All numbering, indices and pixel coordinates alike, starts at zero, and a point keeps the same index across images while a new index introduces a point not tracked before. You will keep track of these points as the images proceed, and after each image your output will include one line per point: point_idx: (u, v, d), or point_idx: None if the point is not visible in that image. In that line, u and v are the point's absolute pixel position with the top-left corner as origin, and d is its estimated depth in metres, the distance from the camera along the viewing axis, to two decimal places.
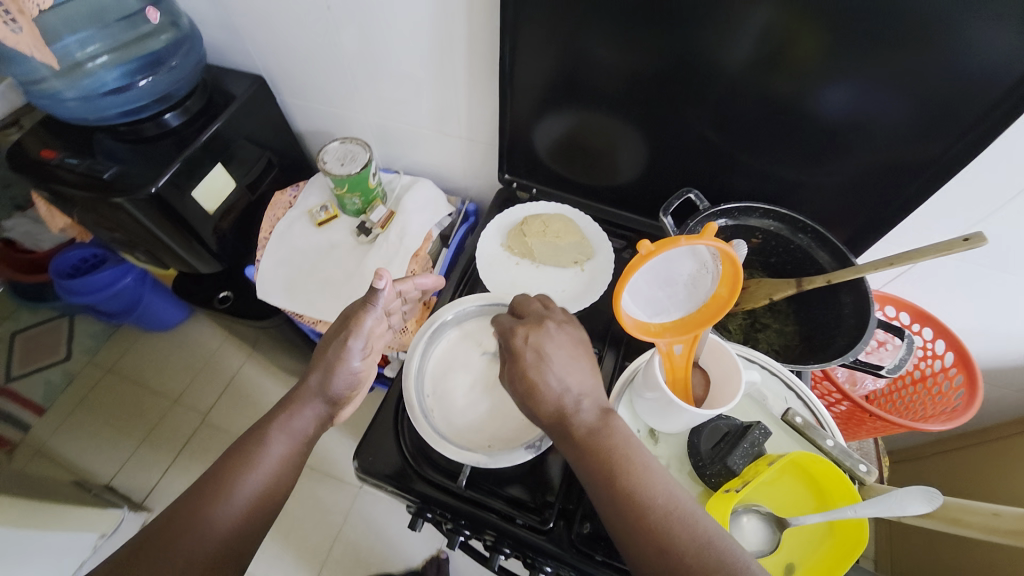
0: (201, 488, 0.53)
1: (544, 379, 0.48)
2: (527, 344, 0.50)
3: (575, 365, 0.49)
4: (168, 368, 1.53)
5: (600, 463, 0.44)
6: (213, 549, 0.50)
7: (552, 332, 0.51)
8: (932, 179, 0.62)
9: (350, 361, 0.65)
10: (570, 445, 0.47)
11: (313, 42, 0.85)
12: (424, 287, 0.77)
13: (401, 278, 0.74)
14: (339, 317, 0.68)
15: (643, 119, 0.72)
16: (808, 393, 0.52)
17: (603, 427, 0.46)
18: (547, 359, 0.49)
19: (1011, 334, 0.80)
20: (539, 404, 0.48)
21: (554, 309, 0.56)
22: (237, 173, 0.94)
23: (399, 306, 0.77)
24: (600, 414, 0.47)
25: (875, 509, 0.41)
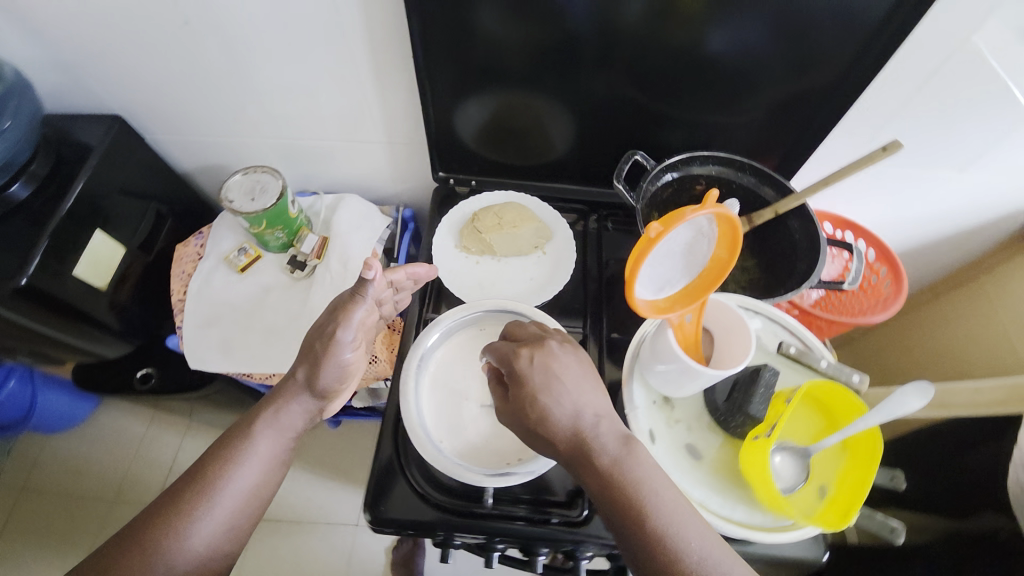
0: (185, 491, 0.51)
1: (556, 400, 0.47)
2: (533, 365, 0.48)
3: (586, 385, 0.48)
4: (96, 466, 1.31)
5: (627, 497, 0.43)
6: (197, 554, 0.49)
7: (557, 351, 0.49)
8: (840, 100, 0.66)
9: (339, 356, 0.57)
10: (594, 474, 0.45)
11: (175, 66, 0.72)
12: (417, 276, 0.69)
13: (390, 266, 0.66)
14: (326, 305, 0.60)
15: (566, 89, 0.70)
16: (795, 322, 0.55)
17: (628, 457, 0.45)
18: (557, 379, 0.47)
19: (915, 219, 0.91)
20: (551, 427, 0.46)
21: (551, 329, 0.54)
22: (122, 235, 0.81)
23: (389, 297, 0.69)
24: (623, 441, 0.46)
25: (883, 414, 0.43)
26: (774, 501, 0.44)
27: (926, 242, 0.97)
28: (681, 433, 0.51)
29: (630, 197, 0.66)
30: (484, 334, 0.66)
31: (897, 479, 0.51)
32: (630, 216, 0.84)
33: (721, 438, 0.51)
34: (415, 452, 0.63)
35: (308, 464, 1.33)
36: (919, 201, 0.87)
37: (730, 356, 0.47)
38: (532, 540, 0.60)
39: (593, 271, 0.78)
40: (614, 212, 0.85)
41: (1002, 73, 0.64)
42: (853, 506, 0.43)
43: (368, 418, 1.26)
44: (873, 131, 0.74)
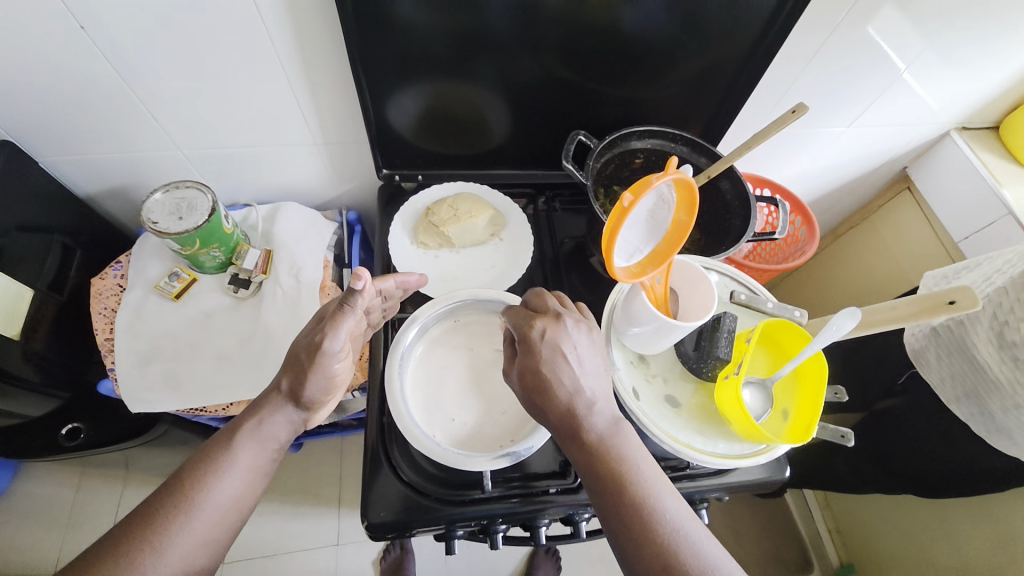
0: (160, 505, 0.47)
1: (558, 376, 0.49)
2: (544, 340, 0.50)
3: (591, 367, 0.50)
4: (15, 545, 1.14)
5: (611, 470, 0.46)
6: (171, 572, 0.44)
7: (571, 330, 0.51)
8: (751, 70, 0.73)
9: (327, 367, 0.55)
10: (582, 447, 0.47)
11: (63, 77, 0.63)
12: (407, 284, 0.69)
13: (379, 275, 0.65)
14: (317, 311, 0.59)
15: (502, 76, 0.71)
16: (742, 273, 0.61)
17: (614, 435, 0.48)
18: (563, 357, 0.49)
19: (817, 172, 1.03)
20: (550, 400, 0.48)
21: (569, 305, 0.55)
22: (23, 276, 0.71)
23: (377, 305, 0.67)
24: (612, 421, 0.49)
25: (823, 340, 0.49)
26: (748, 430, 0.50)
27: (827, 192, 1.10)
28: (659, 385, 0.56)
29: (579, 175, 0.68)
30: (459, 325, 0.67)
31: (841, 393, 0.57)
32: (576, 195, 0.88)
33: (694, 384, 0.57)
34: (406, 452, 0.63)
35: (274, 493, 1.25)
36: (819, 155, 0.98)
37: (696, 308, 0.52)
38: (533, 514, 0.62)
39: (549, 252, 0.80)
40: (560, 192, 0.88)
41: (876, 37, 0.74)
42: (811, 423, 0.50)
43: (334, 433, 1.21)
44: (779, 96, 0.82)
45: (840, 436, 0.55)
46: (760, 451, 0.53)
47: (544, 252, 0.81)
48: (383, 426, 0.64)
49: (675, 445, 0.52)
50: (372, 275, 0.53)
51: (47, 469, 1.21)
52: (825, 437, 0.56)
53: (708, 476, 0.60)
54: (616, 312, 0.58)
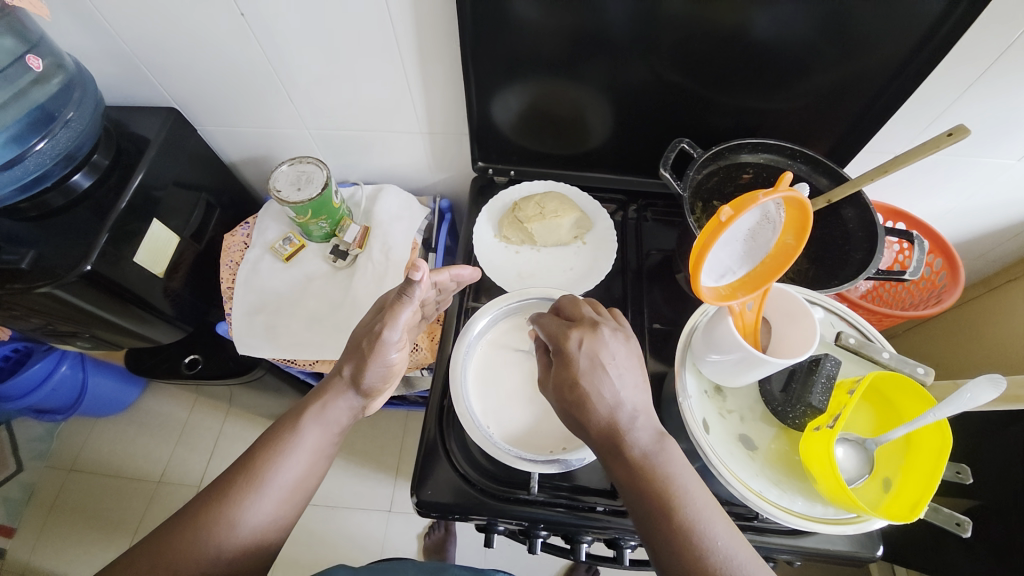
0: (234, 480, 0.52)
1: (597, 389, 0.46)
2: (580, 349, 0.48)
3: (631, 378, 0.47)
4: (141, 448, 1.37)
5: (657, 490, 0.44)
6: (245, 540, 0.50)
7: (609, 338, 0.48)
8: (902, 84, 0.63)
9: (384, 356, 0.59)
10: (623, 463, 0.45)
11: (225, 59, 0.74)
12: (461, 277, 0.69)
13: (435, 268, 0.66)
14: (376, 303, 0.62)
15: (608, 77, 0.69)
16: (854, 315, 0.54)
17: (659, 453, 0.45)
18: (602, 368, 0.47)
19: (973, 209, 0.87)
20: (589, 414, 0.46)
21: (605, 312, 0.53)
22: (175, 224, 0.84)
23: (433, 297, 0.71)
24: (655, 437, 0.46)
25: (953, 408, 0.41)
26: (837, 494, 0.44)
27: (983, 234, 0.92)
28: (734, 423, 0.51)
29: (676, 185, 0.64)
30: (529, 324, 0.67)
31: (965, 474, 0.48)
32: (670, 205, 0.83)
33: (776, 429, 0.51)
34: (461, 438, 0.64)
35: (341, 450, 1.36)
36: (980, 189, 0.82)
37: (790, 345, 0.47)
38: (576, 527, 0.60)
39: (632, 263, 0.77)
40: (653, 202, 0.84)
41: None
42: (922, 504, 0.41)
43: (400, 407, 1.28)
44: (934, 116, 0.70)
45: (955, 524, 0.47)
46: (848, 521, 0.46)
47: (627, 261, 0.78)
48: (443, 409, 0.67)
49: (744, 491, 0.47)
50: (429, 267, 0.54)
51: (171, 391, 1.44)
52: (936, 522, 0.48)
53: (778, 535, 0.54)
54: (696, 335, 0.54)
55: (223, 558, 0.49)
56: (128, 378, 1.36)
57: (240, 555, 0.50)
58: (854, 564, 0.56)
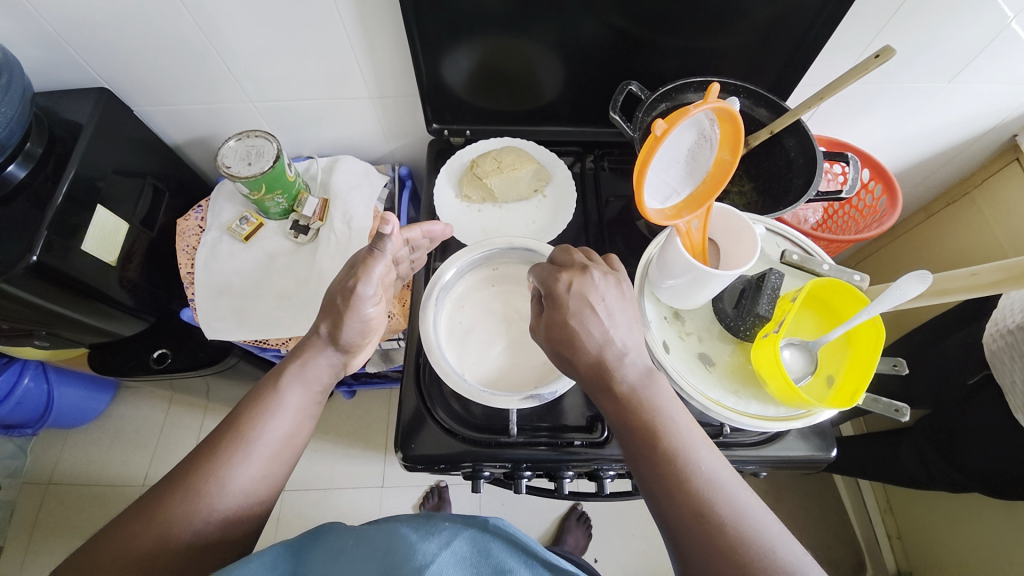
0: (220, 442, 0.52)
1: (585, 326, 0.48)
2: (569, 291, 0.49)
3: (621, 316, 0.49)
4: (120, 453, 1.35)
5: (642, 420, 0.45)
6: (236, 500, 0.50)
7: (597, 279, 0.50)
8: (832, 15, 0.65)
9: (361, 311, 0.59)
10: (610, 397, 0.47)
11: (152, 32, 0.70)
12: (433, 234, 0.69)
13: (406, 225, 0.67)
14: (349, 259, 0.62)
15: (552, 28, 0.69)
16: (795, 232, 0.57)
17: (648, 387, 0.47)
18: (591, 307, 0.49)
19: (907, 137, 0.91)
20: (578, 351, 0.48)
21: (597, 258, 0.55)
22: (124, 212, 0.81)
23: (405, 256, 0.69)
24: (644, 372, 0.47)
25: (883, 304, 0.45)
26: (785, 392, 0.47)
27: (920, 161, 0.97)
28: (693, 344, 0.55)
29: (626, 127, 0.65)
30: (498, 274, 0.68)
31: (901, 365, 0.52)
32: (625, 153, 0.85)
33: (731, 345, 0.55)
34: (439, 391, 0.66)
35: (328, 433, 1.37)
36: (913, 116, 0.87)
37: (738, 258, 0.50)
38: (555, 463, 0.63)
39: (593, 212, 0.79)
40: (609, 151, 0.85)
41: None
42: (858, 395, 0.46)
43: (381, 384, 1.29)
44: (865, 44, 0.73)
45: (893, 411, 0.51)
46: (799, 416, 0.50)
47: (587, 210, 0.80)
48: (421, 365, 0.68)
49: (704, 402, 0.50)
50: (399, 221, 0.56)
51: (144, 392, 1.41)
52: (877, 412, 0.52)
53: (744, 448, 0.58)
54: (652, 264, 0.57)
55: (215, 519, 0.48)
56: (96, 384, 1.32)
57: (233, 515, 0.49)
58: (813, 466, 0.60)
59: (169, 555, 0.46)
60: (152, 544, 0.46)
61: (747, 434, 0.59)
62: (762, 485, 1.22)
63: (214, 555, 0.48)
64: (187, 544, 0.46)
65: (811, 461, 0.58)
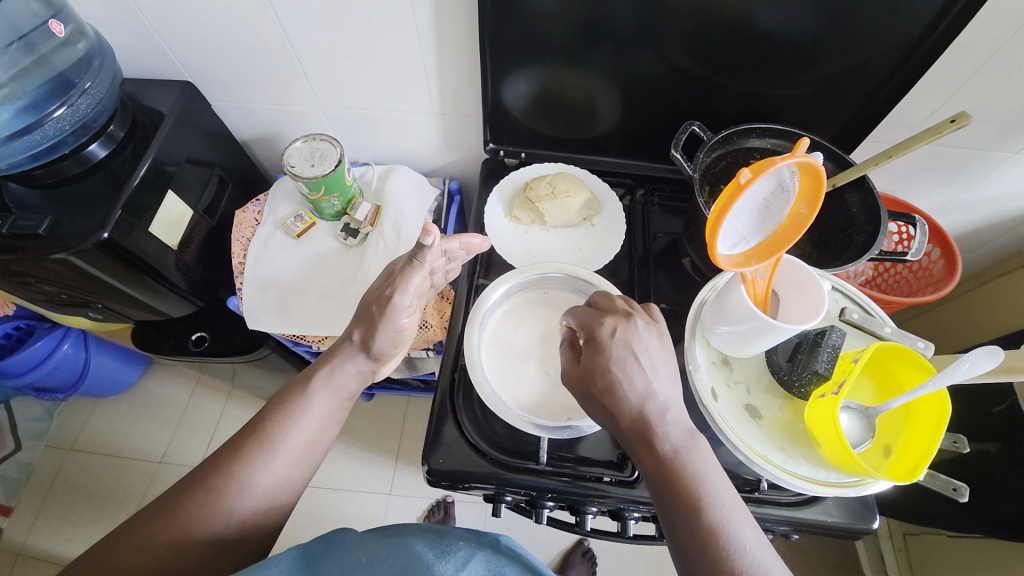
0: (245, 443, 0.51)
1: (629, 377, 0.46)
2: (614, 338, 0.48)
3: (663, 368, 0.48)
4: (142, 428, 1.38)
5: (686, 485, 0.44)
6: (256, 501, 0.50)
7: (642, 329, 0.49)
8: (905, 74, 0.64)
9: (394, 321, 0.59)
10: (653, 455, 0.45)
11: (237, 32, 0.75)
12: (470, 247, 0.69)
13: (446, 236, 0.67)
14: (384, 269, 0.63)
15: (619, 63, 0.70)
16: (858, 291, 0.56)
17: (690, 449, 0.45)
18: (635, 356, 0.47)
19: (970, 202, 0.88)
20: (617, 401, 0.46)
21: (640, 306, 0.53)
22: (189, 198, 0.85)
23: (441, 266, 0.68)
24: (685, 432, 0.46)
25: (949, 377, 0.43)
26: (839, 455, 0.46)
27: (980, 228, 0.94)
28: (740, 392, 0.54)
29: (687, 166, 0.65)
30: (547, 298, 0.69)
31: (962, 444, 0.51)
32: (677, 190, 0.84)
33: (781, 399, 0.54)
34: (470, 407, 0.66)
35: (342, 433, 1.37)
36: (980, 183, 0.84)
37: (800, 312, 0.50)
38: (579, 497, 0.62)
39: (640, 247, 0.78)
40: (660, 187, 0.85)
41: None
42: (918, 471, 0.44)
43: (401, 390, 1.30)
44: (936, 107, 0.72)
45: (951, 489, 0.49)
46: (850, 484, 0.49)
47: (633, 243, 0.79)
48: (456, 378, 0.68)
49: (750, 455, 0.49)
50: (441, 232, 0.56)
51: (173, 371, 1.45)
52: (933, 488, 0.51)
53: (778, 506, 0.56)
54: (705, 308, 0.57)
55: (234, 520, 0.49)
56: (130, 358, 1.36)
57: (251, 517, 0.50)
58: (851, 537, 0.57)
59: (187, 553, 0.46)
60: (170, 542, 0.46)
61: (784, 492, 0.57)
62: (781, 546, 1.16)
63: (229, 555, 0.48)
64: (206, 543, 0.47)
65: (848, 531, 0.55)
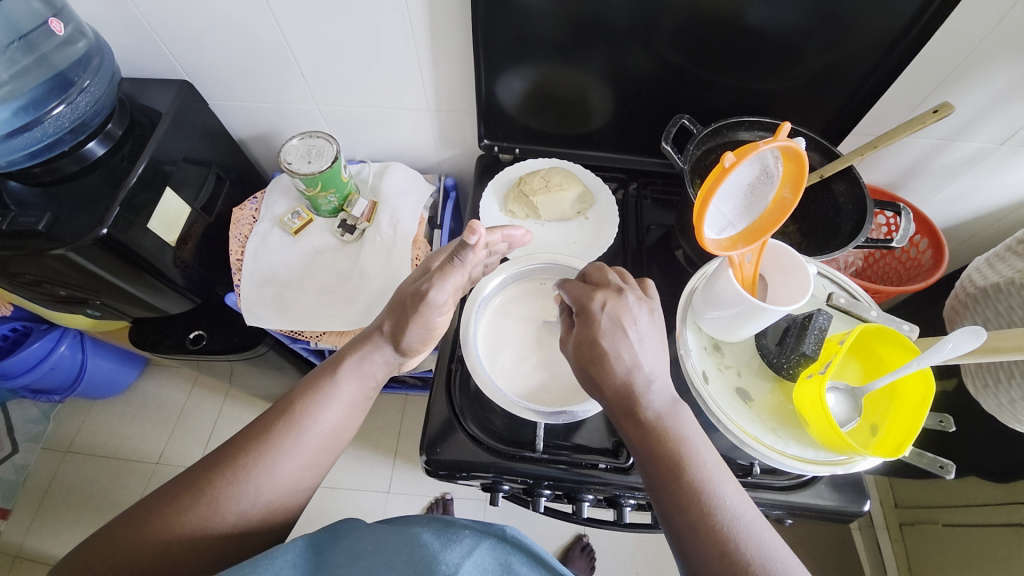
0: (273, 424, 0.52)
1: (617, 349, 0.48)
2: (603, 311, 0.49)
3: (651, 343, 0.49)
4: (140, 429, 1.38)
5: (670, 451, 0.45)
6: (282, 486, 0.51)
7: (633, 304, 0.50)
8: (889, 67, 0.66)
9: (427, 318, 0.59)
10: (635, 422, 0.46)
11: (233, 30, 0.76)
12: (511, 240, 0.66)
13: (489, 227, 0.63)
14: (424, 264, 0.63)
15: (611, 58, 0.71)
16: (843, 277, 0.58)
17: (673, 416, 0.46)
18: (622, 329, 0.48)
19: (956, 195, 0.90)
20: (606, 373, 0.48)
21: (631, 280, 0.55)
22: (187, 195, 0.86)
23: (482, 260, 0.65)
24: (670, 401, 0.47)
25: (933, 357, 0.44)
26: (826, 433, 0.48)
27: (966, 221, 0.95)
28: (731, 376, 0.56)
29: (677, 159, 0.66)
30: (544, 288, 0.70)
31: (947, 422, 0.53)
32: (669, 184, 0.86)
33: (771, 382, 0.55)
34: (467, 398, 0.67)
35: None
36: (965, 176, 0.85)
37: (786, 294, 0.52)
38: (575, 484, 0.63)
39: (633, 240, 0.80)
40: (652, 181, 0.87)
41: None
42: (903, 448, 0.45)
43: (398, 388, 1.30)
44: (920, 99, 0.73)
45: (937, 467, 0.51)
46: (838, 462, 0.50)
47: (626, 236, 0.81)
48: (454, 369, 0.69)
49: (741, 436, 0.51)
50: (485, 231, 0.57)
51: (171, 371, 1.45)
52: (919, 466, 0.52)
53: (771, 490, 0.57)
54: (695, 294, 0.59)
55: (259, 502, 0.49)
56: (127, 359, 1.37)
57: (276, 501, 0.50)
58: (843, 519, 0.58)
59: (214, 533, 0.47)
60: (197, 523, 0.47)
61: (777, 476, 0.58)
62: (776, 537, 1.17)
63: (252, 537, 0.49)
64: (232, 524, 0.48)
65: (840, 513, 0.56)
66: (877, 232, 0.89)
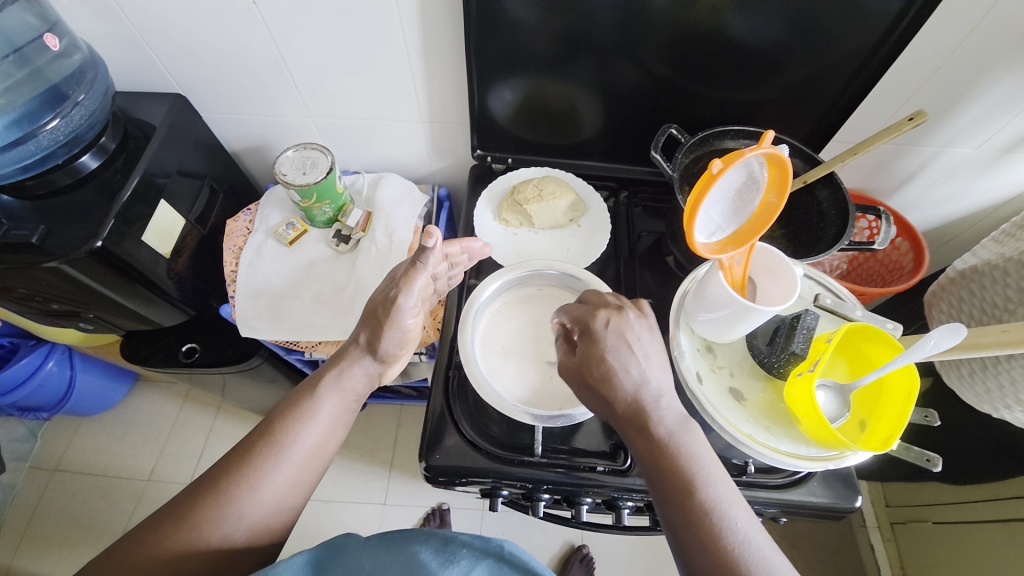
0: (255, 445, 0.52)
1: (624, 365, 0.49)
2: (608, 328, 0.51)
3: (655, 358, 0.50)
4: (130, 446, 1.35)
5: (679, 469, 0.45)
6: (266, 505, 0.50)
7: (634, 321, 0.51)
8: (865, 77, 0.69)
9: (400, 322, 0.61)
10: (645, 437, 0.47)
11: (228, 45, 0.77)
12: (471, 250, 0.73)
13: (446, 241, 0.71)
14: (389, 273, 0.64)
15: (600, 69, 0.74)
16: (829, 278, 0.60)
17: (683, 432, 0.47)
18: (628, 347, 0.49)
19: (934, 200, 0.93)
20: (614, 389, 0.48)
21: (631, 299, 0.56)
22: (181, 207, 0.86)
23: (444, 271, 0.71)
24: (679, 419, 0.48)
25: (916, 353, 0.46)
26: (818, 430, 0.49)
27: (945, 224, 0.99)
28: (724, 376, 0.57)
29: (666, 166, 0.68)
30: (540, 294, 0.71)
31: (932, 417, 0.54)
32: (658, 192, 0.88)
33: (762, 381, 0.57)
34: (465, 404, 0.67)
35: None
36: (941, 182, 0.89)
37: (774, 295, 0.54)
38: (573, 488, 0.63)
39: (625, 246, 0.81)
40: (642, 189, 0.89)
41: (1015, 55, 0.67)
42: (890, 442, 0.47)
43: (394, 398, 1.30)
44: (895, 108, 0.77)
45: (925, 460, 0.52)
46: (829, 458, 0.51)
47: (618, 242, 0.82)
48: (451, 376, 0.70)
49: (735, 434, 0.52)
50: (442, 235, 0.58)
51: (161, 386, 1.43)
52: (907, 459, 0.54)
53: (766, 489, 0.57)
54: (687, 298, 0.60)
55: (243, 524, 0.49)
56: (116, 374, 1.35)
57: (260, 521, 0.50)
58: (834, 516, 0.60)
59: (198, 557, 0.47)
60: (181, 546, 0.46)
61: (771, 475, 0.59)
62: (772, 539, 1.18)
63: (239, 559, 0.49)
64: (216, 548, 0.47)
65: (832, 509, 0.57)
66: (860, 235, 0.92)
